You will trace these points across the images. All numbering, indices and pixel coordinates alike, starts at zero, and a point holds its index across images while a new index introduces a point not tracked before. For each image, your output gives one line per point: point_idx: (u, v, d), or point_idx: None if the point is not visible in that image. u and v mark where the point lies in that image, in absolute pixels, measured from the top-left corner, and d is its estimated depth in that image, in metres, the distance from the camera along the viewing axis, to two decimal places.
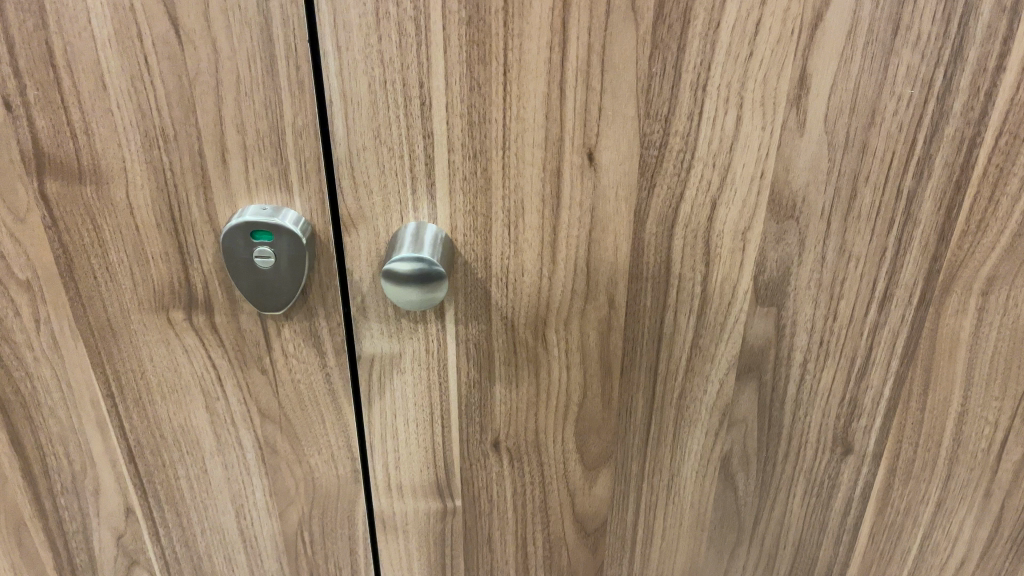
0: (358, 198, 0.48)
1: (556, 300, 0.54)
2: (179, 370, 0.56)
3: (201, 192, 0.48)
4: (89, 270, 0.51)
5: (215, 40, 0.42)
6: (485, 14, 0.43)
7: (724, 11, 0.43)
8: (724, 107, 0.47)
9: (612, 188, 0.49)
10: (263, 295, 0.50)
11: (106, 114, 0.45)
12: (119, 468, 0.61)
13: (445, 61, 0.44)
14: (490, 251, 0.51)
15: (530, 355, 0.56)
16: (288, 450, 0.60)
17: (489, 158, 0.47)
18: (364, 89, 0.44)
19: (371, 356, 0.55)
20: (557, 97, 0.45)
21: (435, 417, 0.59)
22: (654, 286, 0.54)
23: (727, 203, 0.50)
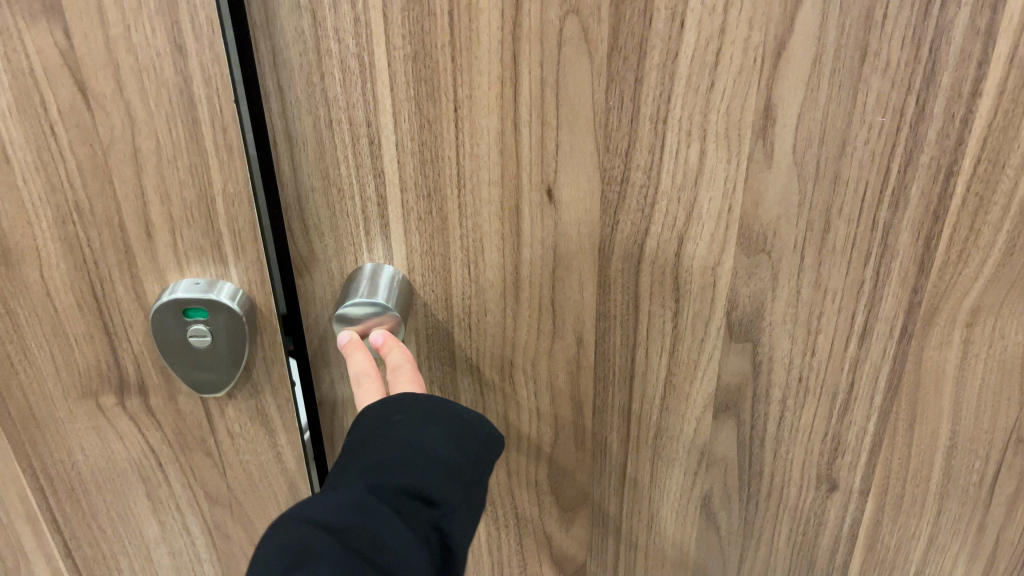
0: (313, 238, 0.49)
1: (520, 339, 0.54)
2: (113, 457, 0.53)
3: (125, 270, 0.45)
4: (6, 355, 0.48)
5: (128, 105, 0.39)
6: (430, 49, 0.42)
7: (682, 41, 0.41)
8: (687, 140, 0.44)
9: (573, 225, 0.48)
10: (202, 370, 0.47)
11: (10, 189, 0.42)
12: (50, 551, 0.59)
13: (393, 98, 0.44)
14: (451, 286, 0.51)
15: (498, 393, 0.57)
16: (241, 534, 0.57)
17: (443, 197, 0.47)
18: (311, 127, 0.45)
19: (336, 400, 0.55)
20: (510, 135, 0.45)
21: None
22: (623, 325, 0.52)
23: (694, 237, 0.48)
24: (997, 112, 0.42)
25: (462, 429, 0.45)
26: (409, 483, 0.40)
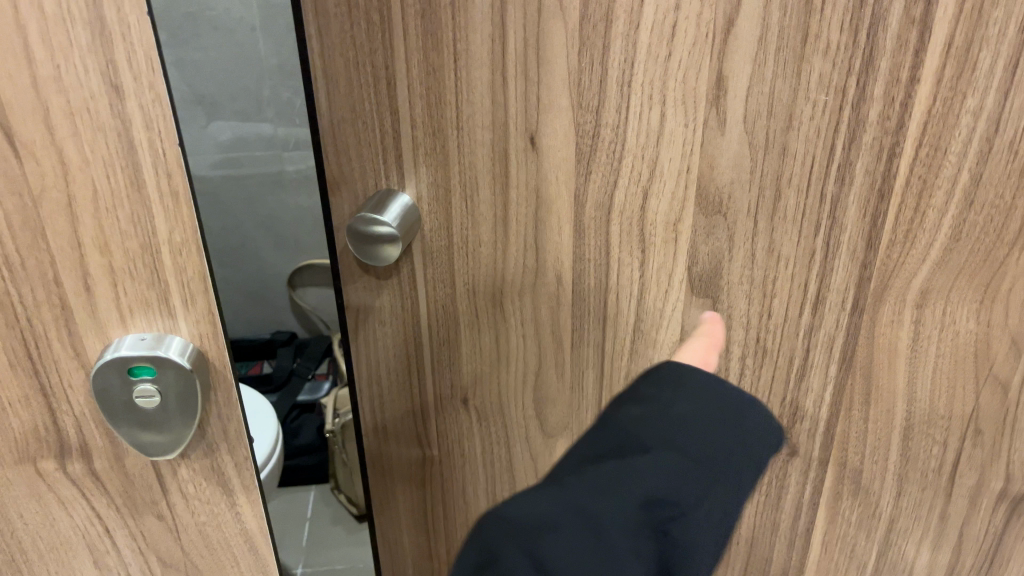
0: (342, 163, 0.45)
1: (507, 280, 0.47)
2: None
3: None
4: None
5: None
6: (436, 7, 0.39)
7: (643, 15, 0.37)
8: (649, 101, 0.39)
9: (553, 173, 0.42)
10: None
11: None
12: None
13: (404, 47, 0.40)
14: (451, 221, 0.45)
15: (494, 311, 0.48)
16: None
17: (445, 137, 0.42)
18: (342, 67, 0.41)
19: (357, 307, 0.50)
20: (500, 88, 0.40)
21: (413, 365, 0.52)
22: (597, 273, 0.45)
23: (658, 192, 0.41)
24: (936, 97, 0.35)
25: (731, 453, 0.32)
26: (671, 486, 0.30)
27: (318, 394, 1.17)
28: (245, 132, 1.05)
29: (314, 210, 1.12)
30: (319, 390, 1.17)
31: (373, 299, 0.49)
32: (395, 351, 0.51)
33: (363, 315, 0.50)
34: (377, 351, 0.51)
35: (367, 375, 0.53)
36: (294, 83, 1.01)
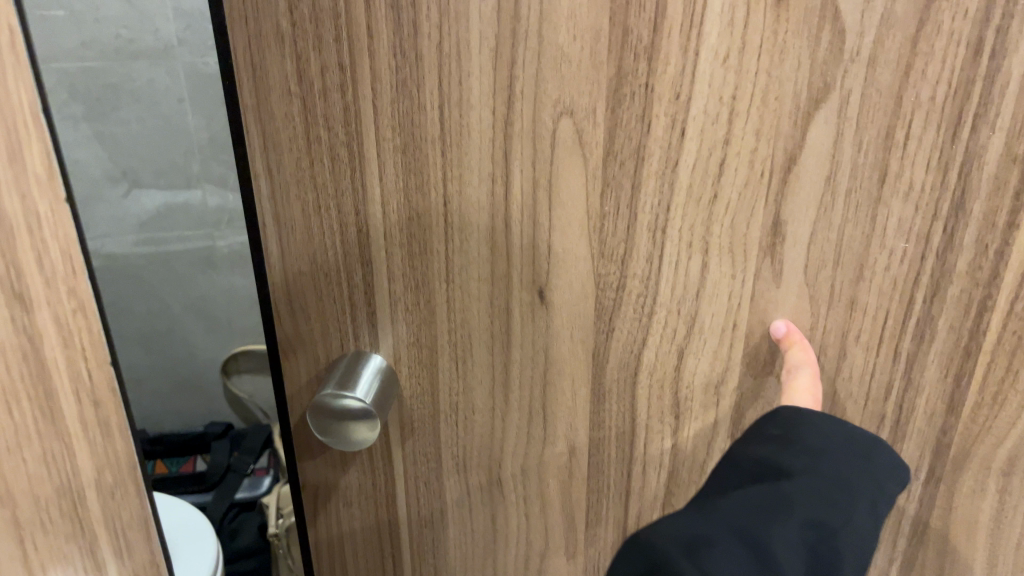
0: (297, 324, 0.37)
1: (505, 453, 0.39)
2: None
3: None
4: None
5: None
6: (421, 142, 0.31)
7: (684, 149, 0.30)
8: (688, 250, 0.32)
9: (567, 330, 0.35)
10: None
11: None
12: None
13: (380, 188, 0.32)
14: (437, 384, 0.37)
15: (488, 485, 0.40)
16: None
17: (431, 289, 0.34)
18: (300, 213, 0.33)
19: (315, 485, 0.41)
20: (502, 236, 0.33)
21: (385, 550, 0.43)
22: (619, 449, 0.38)
23: (698, 352, 0.34)
24: None
25: (863, 479, 0.32)
26: (821, 501, 0.30)
27: (258, 490, 1.03)
28: (171, 210, 0.94)
29: (251, 291, 1.02)
30: (259, 486, 1.03)
31: (337, 476, 0.41)
32: (364, 530, 0.42)
33: (323, 495, 0.42)
34: (341, 532, 0.43)
35: (327, 555, 0.44)
36: (227, 157, 0.91)
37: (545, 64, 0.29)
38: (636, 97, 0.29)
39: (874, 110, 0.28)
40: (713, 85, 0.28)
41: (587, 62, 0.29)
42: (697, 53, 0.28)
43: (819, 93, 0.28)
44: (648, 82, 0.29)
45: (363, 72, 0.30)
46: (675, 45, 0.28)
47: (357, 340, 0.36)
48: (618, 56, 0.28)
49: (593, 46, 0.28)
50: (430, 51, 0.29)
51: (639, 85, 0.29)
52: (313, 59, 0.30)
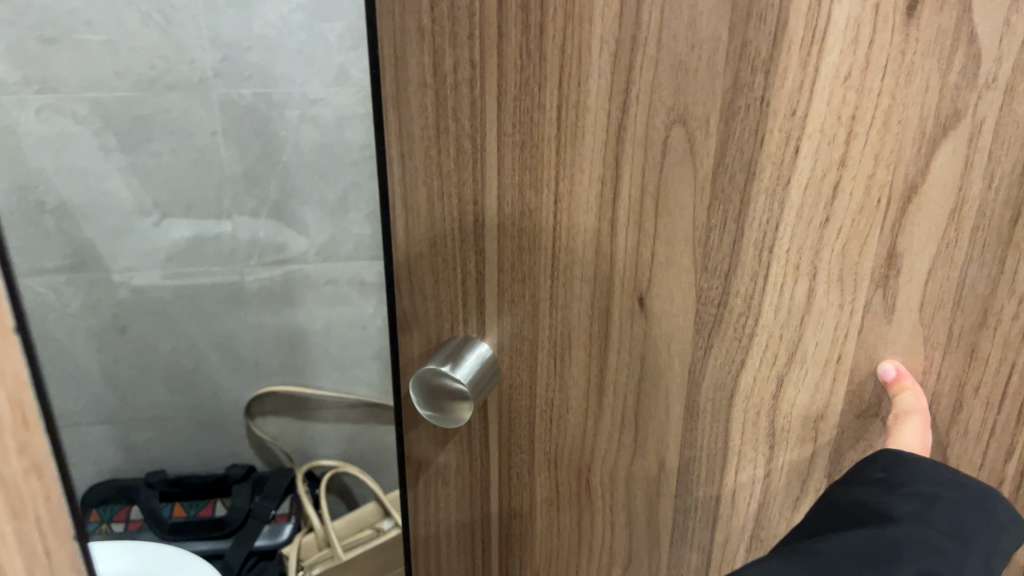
0: (415, 302, 0.40)
1: (595, 453, 0.40)
2: None
3: None
4: None
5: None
6: (537, 141, 0.34)
7: (796, 167, 0.30)
8: (792, 272, 0.32)
9: (664, 339, 0.36)
10: None
11: None
12: None
13: (498, 180, 0.35)
14: (535, 379, 0.39)
15: (577, 485, 0.41)
16: None
17: (536, 284, 0.37)
18: (424, 198, 0.37)
19: (418, 461, 0.45)
20: (610, 239, 0.34)
21: (476, 536, 0.45)
22: (708, 469, 0.38)
23: (797, 381, 0.34)
24: None
25: (976, 516, 0.30)
26: (929, 544, 0.28)
27: (279, 538, 0.98)
28: (200, 244, 0.91)
29: (280, 329, 0.99)
30: (279, 534, 0.99)
31: (437, 452, 0.44)
32: (460, 520, 0.45)
33: (423, 468, 0.45)
34: (436, 508, 0.46)
35: (427, 541, 0.47)
36: (259, 191, 0.89)
37: (663, 71, 0.30)
38: (749, 111, 0.30)
39: (1007, 141, 0.27)
40: (832, 103, 0.29)
41: (705, 74, 0.30)
42: (817, 70, 0.28)
43: (949, 121, 0.28)
44: (764, 95, 0.29)
45: (492, 69, 0.33)
46: (794, 60, 0.28)
47: (467, 326, 0.39)
48: (734, 73, 0.29)
49: (710, 57, 0.29)
50: (554, 48, 0.32)
51: (755, 97, 0.29)
52: (448, 52, 0.33)
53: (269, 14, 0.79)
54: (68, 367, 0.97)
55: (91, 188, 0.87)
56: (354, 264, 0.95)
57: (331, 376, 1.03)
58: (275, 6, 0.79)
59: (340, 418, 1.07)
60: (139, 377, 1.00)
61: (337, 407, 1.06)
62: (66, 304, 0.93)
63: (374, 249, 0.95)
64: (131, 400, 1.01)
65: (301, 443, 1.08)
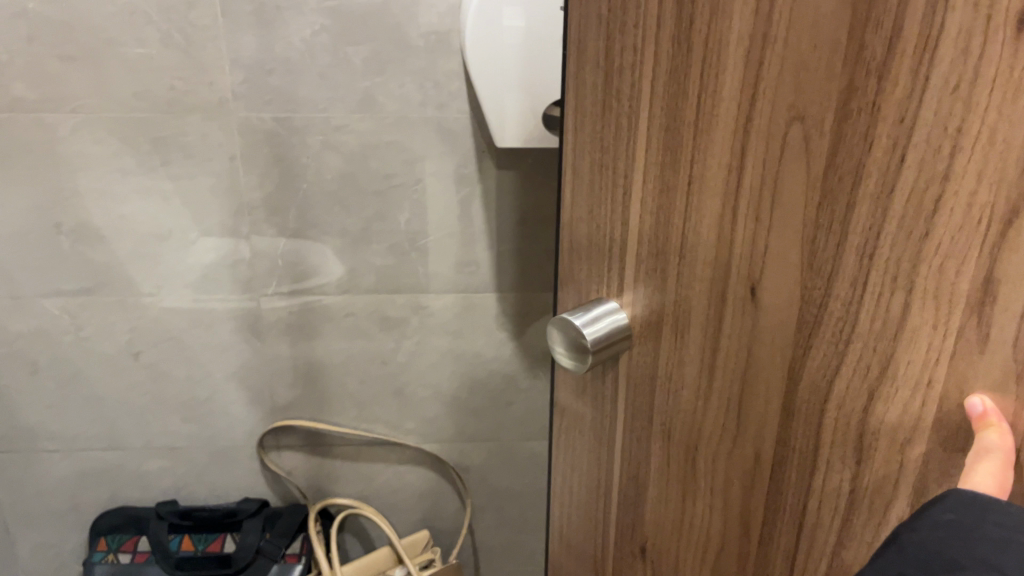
0: (572, 260, 0.40)
1: (702, 434, 0.34)
2: None
3: None
4: None
5: None
6: (679, 119, 0.30)
7: (900, 176, 0.23)
8: (892, 285, 0.24)
9: (772, 334, 0.29)
10: None
11: None
12: None
13: (643, 151, 0.33)
14: (659, 354, 0.35)
15: (684, 458, 0.35)
16: None
17: (665, 259, 0.33)
18: (590, 166, 0.37)
19: (562, 410, 0.44)
20: (730, 229, 0.30)
21: (597, 491, 0.43)
22: (799, 474, 0.30)
23: (888, 398, 0.25)
24: None
25: None
26: None
27: None
28: (217, 271, 0.88)
29: (297, 363, 0.94)
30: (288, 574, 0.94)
31: (572, 401, 0.43)
32: (589, 474, 0.43)
33: (563, 416, 0.45)
34: (571, 455, 0.45)
35: (562, 490, 0.47)
36: (280, 219, 0.85)
37: (787, 68, 0.26)
38: (861, 115, 0.24)
39: None
40: (938, 113, 0.21)
41: (823, 73, 0.24)
42: (927, 80, 0.21)
43: None
44: (876, 99, 0.23)
45: (649, 47, 0.31)
46: (906, 68, 0.22)
47: (604, 290, 0.38)
48: (850, 76, 0.24)
49: (829, 57, 0.24)
50: (700, 36, 0.29)
51: (867, 102, 0.23)
52: (618, 33, 0.33)
53: (293, 36, 0.76)
54: (82, 392, 0.95)
55: (109, 210, 0.84)
56: (376, 298, 0.91)
57: (350, 412, 0.98)
58: (299, 27, 0.76)
59: (357, 455, 1.01)
60: (153, 405, 0.96)
61: (355, 443, 1.00)
62: (81, 327, 0.90)
63: (398, 283, 0.90)
64: (145, 428, 0.98)
65: (318, 478, 1.02)
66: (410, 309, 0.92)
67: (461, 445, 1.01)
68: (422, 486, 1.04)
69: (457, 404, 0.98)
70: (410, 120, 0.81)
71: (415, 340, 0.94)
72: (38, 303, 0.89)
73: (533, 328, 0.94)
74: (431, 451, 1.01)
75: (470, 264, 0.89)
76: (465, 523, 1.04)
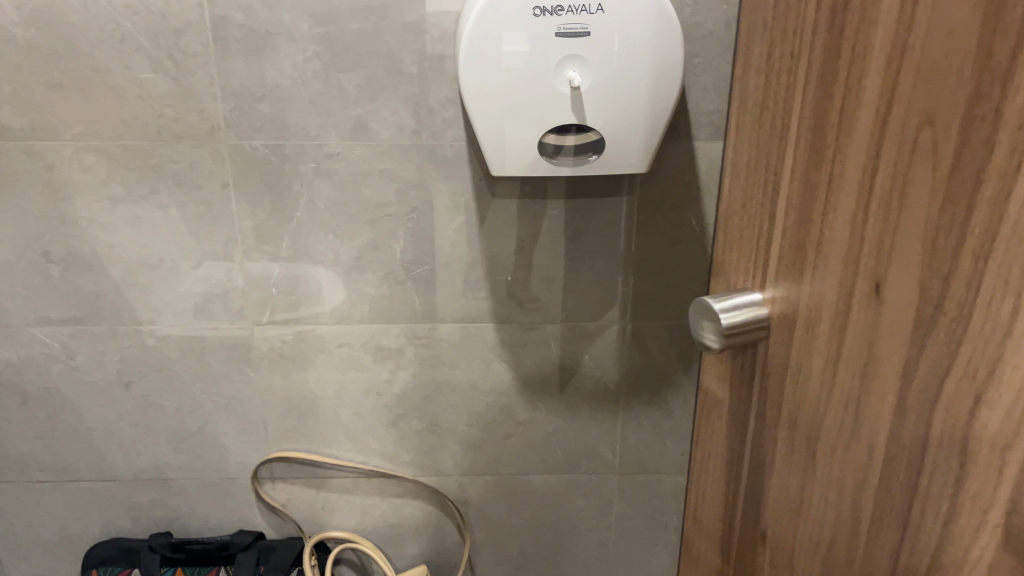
0: (725, 252, 0.39)
1: (824, 427, 0.32)
2: None
3: None
4: None
5: None
6: (825, 116, 0.30)
7: (1018, 182, 0.21)
8: (1001, 290, 0.22)
9: (890, 333, 0.27)
10: None
11: None
12: None
13: (793, 147, 0.32)
14: (790, 349, 0.34)
15: (807, 448, 0.33)
16: None
17: (804, 255, 0.32)
18: (747, 163, 0.36)
19: (705, 396, 0.43)
20: (860, 230, 0.28)
21: (730, 478, 0.41)
22: (907, 472, 0.27)
23: (995, 398, 0.23)
24: None
25: None
26: None
27: None
28: (209, 300, 0.86)
29: (290, 394, 0.92)
30: None
31: (713, 385, 0.41)
32: (724, 462, 0.41)
33: (704, 402, 0.43)
34: (708, 444, 0.43)
35: (696, 481, 0.45)
36: (272, 249, 0.84)
37: (923, 71, 0.25)
38: (984, 124, 0.22)
39: None
40: None
41: (955, 79, 0.23)
42: None
43: None
44: (999, 106, 0.22)
45: (805, 45, 0.30)
46: None
47: (749, 283, 0.37)
48: (979, 82, 0.22)
49: (962, 66, 0.23)
50: (848, 35, 0.28)
51: (991, 109, 0.22)
52: (779, 33, 0.32)
53: (283, 63, 0.75)
54: (72, 422, 0.93)
55: (101, 239, 0.83)
56: (372, 328, 0.89)
57: (345, 444, 0.96)
58: (290, 54, 0.75)
59: (354, 488, 0.98)
60: (145, 434, 0.94)
61: (351, 476, 0.97)
62: (72, 357, 0.89)
63: (393, 313, 0.88)
64: (136, 459, 0.95)
65: (314, 511, 0.99)
66: (405, 339, 0.89)
67: (459, 479, 0.98)
68: (420, 520, 1.01)
69: (456, 436, 0.96)
70: (402, 148, 0.79)
71: (411, 371, 0.91)
72: (28, 333, 0.87)
73: (533, 358, 0.92)
74: (429, 484, 0.98)
75: (466, 293, 0.87)
76: (464, 560, 1.01)
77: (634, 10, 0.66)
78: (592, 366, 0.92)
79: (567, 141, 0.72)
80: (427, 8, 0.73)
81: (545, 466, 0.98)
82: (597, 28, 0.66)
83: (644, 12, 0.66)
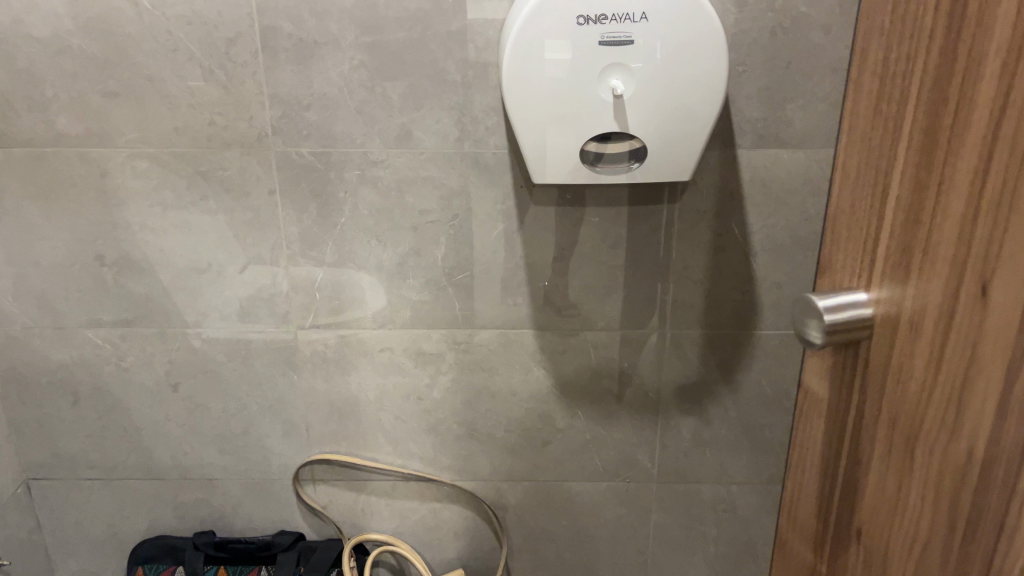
0: (831, 252, 0.39)
1: (924, 427, 0.32)
2: None
3: None
4: None
5: None
6: (938, 119, 0.30)
7: None
8: None
9: (996, 336, 0.28)
10: None
11: None
12: None
13: (904, 148, 0.32)
14: (893, 350, 0.34)
15: (906, 447, 0.33)
16: None
17: (910, 256, 0.32)
18: (855, 163, 0.36)
19: (804, 394, 0.42)
20: (968, 234, 0.28)
21: (828, 475, 0.40)
22: (1006, 473, 0.28)
23: None
24: None
25: None
26: None
27: None
28: (255, 304, 0.88)
29: (333, 397, 0.94)
30: None
31: (813, 382, 0.41)
32: (821, 457, 0.41)
33: (803, 399, 0.42)
34: (806, 440, 0.42)
35: (792, 476, 0.44)
36: (317, 254, 0.85)
37: None
38: None
39: None
40: None
41: None
42: None
43: None
44: None
45: (922, 48, 0.30)
46: None
47: (852, 283, 0.36)
48: None
49: None
50: (964, 40, 0.28)
51: None
52: (896, 35, 0.32)
53: (330, 72, 0.76)
54: (121, 421, 0.95)
55: (151, 243, 0.85)
56: (414, 333, 0.90)
57: (385, 448, 0.97)
58: (337, 63, 0.76)
59: (394, 491, 0.99)
60: (191, 435, 0.96)
61: (391, 479, 0.98)
62: (122, 357, 0.91)
63: (435, 319, 0.89)
64: (182, 459, 0.97)
65: (355, 514, 1.00)
66: (446, 345, 0.90)
67: (498, 485, 0.99)
68: (459, 525, 1.01)
69: (495, 442, 0.96)
70: (446, 156, 0.80)
71: (451, 377, 0.92)
72: (81, 333, 0.89)
73: (574, 365, 0.92)
74: (467, 488, 0.99)
75: (507, 299, 0.88)
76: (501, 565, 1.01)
77: (679, 19, 0.66)
78: (635, 373, 0.92)
79: (609, 148, 0.73)
80: (472, 18, 0.74)
81: (583, 473, 0.98)
82: (640, 37, 0.66)
83: (689, 20, 0.66)
